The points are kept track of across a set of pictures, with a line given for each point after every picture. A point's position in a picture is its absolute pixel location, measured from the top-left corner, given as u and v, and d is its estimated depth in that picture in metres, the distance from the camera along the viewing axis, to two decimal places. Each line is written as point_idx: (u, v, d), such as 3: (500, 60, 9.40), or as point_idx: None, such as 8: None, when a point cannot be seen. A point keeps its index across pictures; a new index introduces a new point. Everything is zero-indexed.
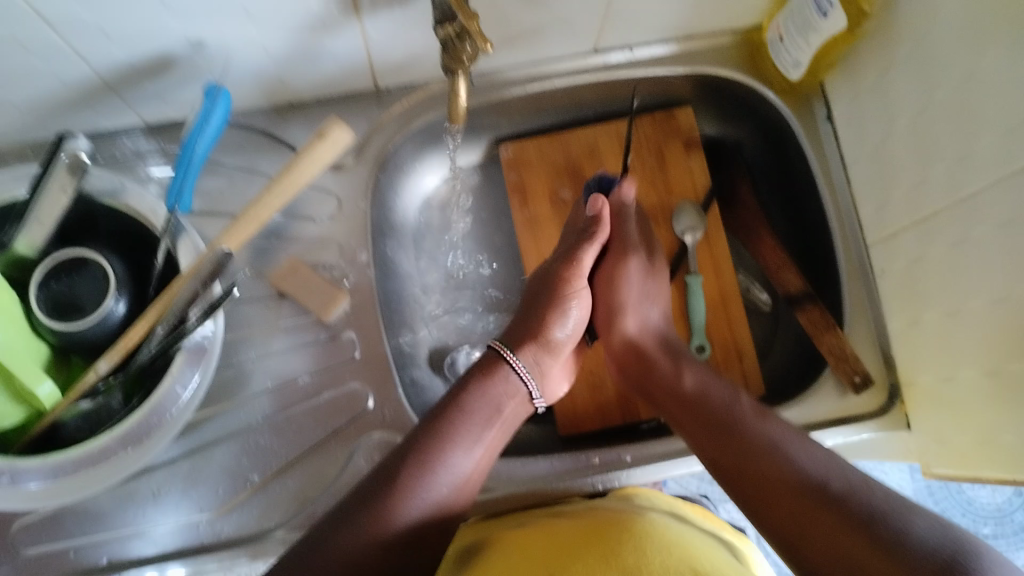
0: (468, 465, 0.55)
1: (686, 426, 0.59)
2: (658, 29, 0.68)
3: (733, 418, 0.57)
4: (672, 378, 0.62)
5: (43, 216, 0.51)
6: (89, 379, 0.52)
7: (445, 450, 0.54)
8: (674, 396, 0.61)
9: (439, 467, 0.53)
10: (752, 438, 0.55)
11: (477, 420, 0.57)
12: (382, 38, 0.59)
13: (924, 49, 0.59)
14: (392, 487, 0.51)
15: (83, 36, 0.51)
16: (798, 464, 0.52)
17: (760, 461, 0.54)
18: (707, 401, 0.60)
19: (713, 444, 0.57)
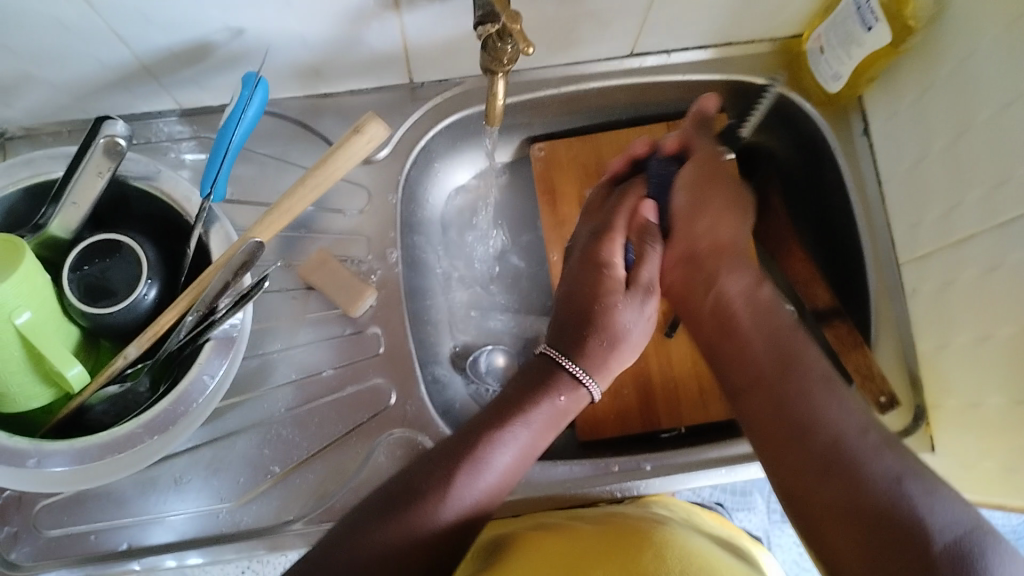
0: (556, 425, 0.51)
1: (731, 339, 0.52)
2: (696, 34, 0.68)
3: (792, 339, 0.50)
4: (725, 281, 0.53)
5: (78, 198, 0.51)
6: (118, 364, 0.52)
7: (523, 406, 0.50)
8: (741, 296, 0.53)
9: (518, 424, 0.49)
10: (805, 363, 0.49)
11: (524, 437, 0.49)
12: (421, 33, 0.59)
13: (967, 66, 0.58)
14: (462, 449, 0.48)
15: (124, 19, 0.50)
16: (836, 417, 0.46)
17: (795, 404, 0.47)
18: (765, 316, 0.52)
19: (750, 357, 0.50)
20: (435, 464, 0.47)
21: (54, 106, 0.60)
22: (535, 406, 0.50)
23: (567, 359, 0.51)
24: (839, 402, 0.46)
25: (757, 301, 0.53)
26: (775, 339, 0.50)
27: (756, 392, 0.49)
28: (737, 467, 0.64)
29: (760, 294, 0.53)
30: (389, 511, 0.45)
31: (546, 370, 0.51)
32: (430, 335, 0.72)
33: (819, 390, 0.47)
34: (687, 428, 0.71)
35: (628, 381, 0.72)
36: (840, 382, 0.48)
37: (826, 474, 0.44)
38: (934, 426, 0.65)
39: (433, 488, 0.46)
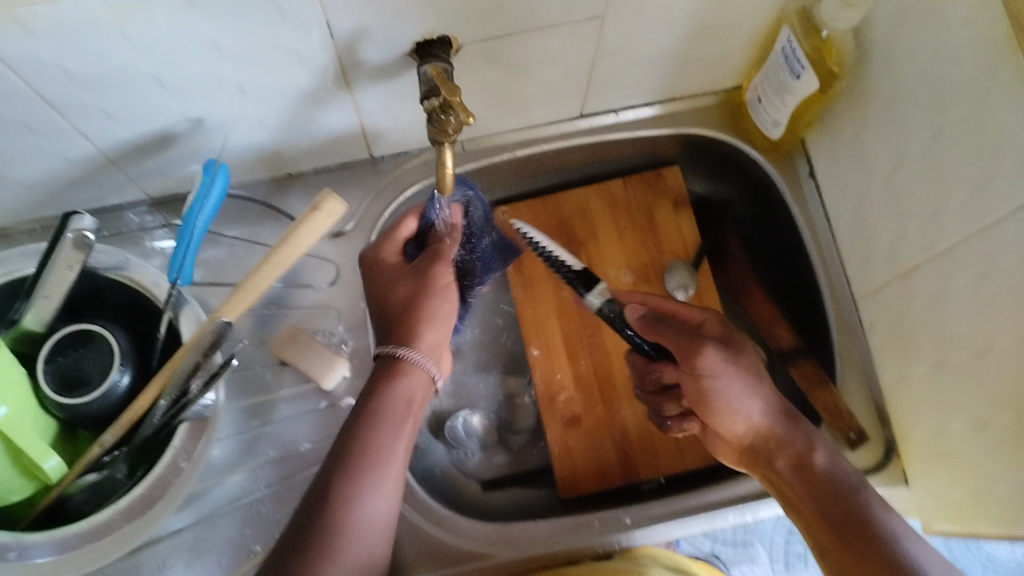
0: (417, 412, 0.54)
1: (809, 508, 0.54)
2: (641, 93, 0.71)
3: (860, 498, 0.52)
4: (803, 454, 0.55)
5: (51, 292, 0.53)
6: (94, 453, 0.53)
7: (388, 416, 0.52)
8: (795, 463, 0.55)
9: (388, 443, 0.52)
10: (871, 527, 0.50)
11: (390, 437, 0.52)
12: (376, 112, 0.61)
13: (894, 105, 0.61)
14: (336, 481, 0.50)
15: (88, 117, 0.53)
16: (919, 563, 0.48)
17: (873, 559, 0.49)
18: (836, 479, 0.54)
19: (832, 529, 0.52)
20: (315, 510, 0.49)
21: (26, 204, 0.62)
22: (387, 409, 0.52)
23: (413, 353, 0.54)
24: (890, 521, 0.51)
25: (807, 464, 0.55)
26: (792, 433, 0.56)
27: (834, 561, 0.51)
28: (716, 514, 0.65)
29: (815, 462, 0.55)
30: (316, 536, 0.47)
31: (386, 369, 0.54)
32: None
33: (898, 543, 0.49)
34: (667, 478, 0.72)
35: (605, 434, 0.72)
36: (869, 486, 0.53)
37: (848, 545, 0.50)
38: (905, 459, 0.66)
39: (330, 528, 0.48)
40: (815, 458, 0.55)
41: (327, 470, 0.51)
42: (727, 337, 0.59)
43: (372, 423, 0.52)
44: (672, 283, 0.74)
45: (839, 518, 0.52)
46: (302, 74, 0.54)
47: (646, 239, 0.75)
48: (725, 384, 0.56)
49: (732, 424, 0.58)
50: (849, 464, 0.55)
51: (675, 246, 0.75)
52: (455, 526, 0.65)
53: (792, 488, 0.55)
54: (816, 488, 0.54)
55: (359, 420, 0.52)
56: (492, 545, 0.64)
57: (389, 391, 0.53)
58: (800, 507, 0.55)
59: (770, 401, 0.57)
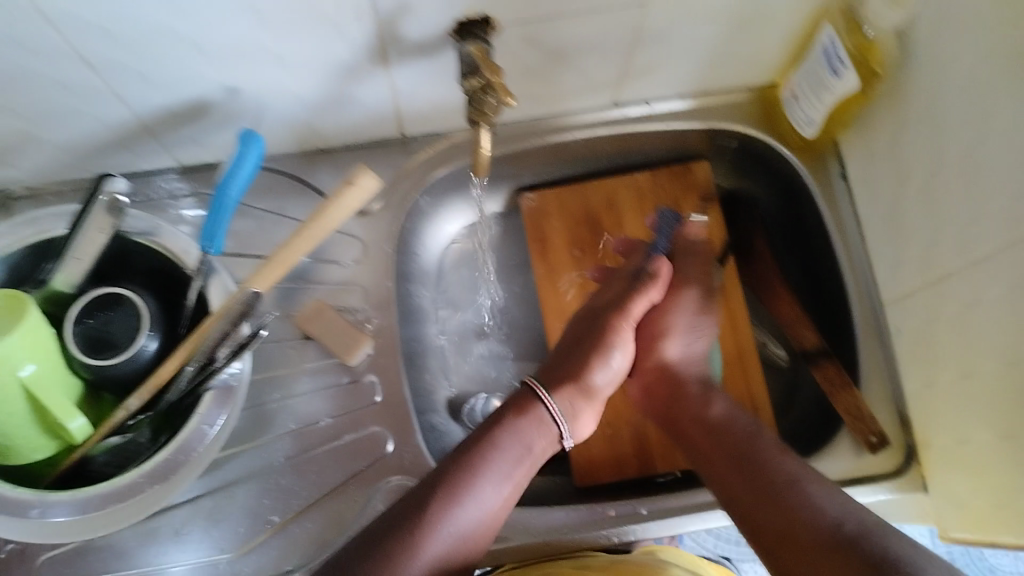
0: (531, 454, 0.56)
1: (714, 462, 0.58)
2: (676, 84, 0.71)
3: (756, 449, 0.56)
4: (699, 406, 0.62)
5: (82, 253, 0.53)
6: (119, 416, 0.53)
7: (504, 438, 0.55)
8: (699, 424, 0.60)
9: (500, 457, 0.54)
10: (769, 470, 0.54)
11: (503, 460, 0.54)
12: (411, 91, 0.62)
13: (934, 109, 0.61)
14: (455, 470, 0.52)
15: (126, 80, 0.53)
16: (817, 504, 0.51)
17: (774, 500, 0.52)
18: (732, 431, 0.59)
19: (735, 478, 0.55)
20: (437, 482, 0.52)
21: (58, 165, 0.62)
22: (517, 439, 0.55)
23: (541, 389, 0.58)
24: (787, 463, 0.55)
25: (705, 416, 0.61)
26: (728, 442, 0.58)
27: (734, 505, 0.55)
28: None
29: (711, 413, 0.61)
30: (427, 501, 0.50)
31: (524, 396, 0.59)
32: (426, 382, 0.73)
33: (797, 487, 0.52)
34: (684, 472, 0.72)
35: (625, 424, 0.73)
36: (811, 479, 0.53)
37: (758, 490, 0.54)
38: (926, 466, 0.66)
39: (430, 511, 0.50)
40: (710, 411, 0.61)
41: (441, 467, 0.53)
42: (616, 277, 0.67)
43: (486, 439, 0.55)
44: None
45: (803, 535, 0.50)
46: (343, 47, 0.54)
47: None
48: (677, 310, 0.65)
49: (661, 352, 0.65)
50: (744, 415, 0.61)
51: None
52: None
53: (700, 443, 0.59)
54: (712, 435, 0.59)
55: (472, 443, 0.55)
56: (509, 528, 0.64)
57: (520, 427, 0.56)
58: (750, 523, 0.53)
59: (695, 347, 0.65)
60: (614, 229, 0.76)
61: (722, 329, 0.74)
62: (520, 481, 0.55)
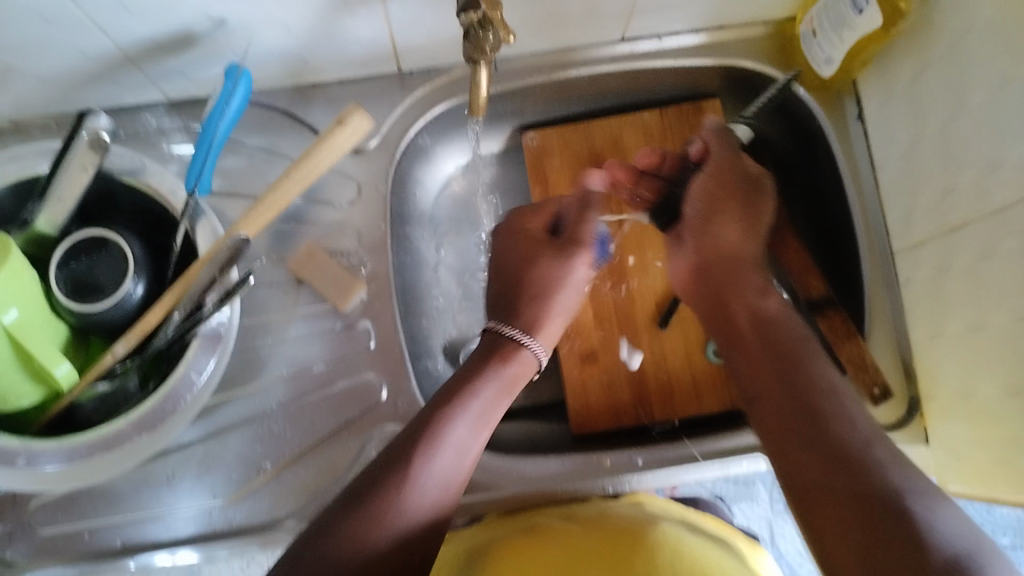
0: (509, 398, 0.55)
1: (755, 356, 0.54)
2: (688, 18, 0.67)
3: (806, 349, 0.53)
4: (757, 292, 0.59)
5: (65, 194, 0.51)
6: (106, 362, 0.52)
7: (481, 380, 0.54)
8: (770, 316, 0.56)
9: (474, 403, 0.53)
10: (811, 377, 0.51)
11: (476, 406, 0.53)
12: (408, 23, 0.58)
13: (961, 50, 0.57)
14: (433, 415, 0.51)
15: (105, 11, 0.50)
16: (848, 425, 0.47)
17: (805, 400, 0.49)
18: (783, 329, 0.55)
19: (768, 372, 0.53)
20: (412, 435, 0.50)
21: (40, 99, 0.59)
22: (496, 382, 0.54)
23: (511, 329, 0.58)
24: (831, 376, 0.51)
25: (762, 314, 0.57)
26: (777, 349, 0.54)
27: (766, 402, 0.52)
28: (730, 461, 0.64)
29: (769, 310, 0.57)
30: (405, 447, 0.49)
31: (492, 344, 0.57)
32: (423, 327, 0.71)
33: (836, 396, 0.49)
34: (680, 420, 0.71)
35: (623, 371, 0.71)
36: (849, 396, 0.50)
37: (791, 394, 0.50)
38: (928, 418, 0.65)
39: (405, 467, 0.48)
40: (766, 306, 0.57)
41: (415, 422, 0.51)
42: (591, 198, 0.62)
43: (462, 384, 0.53)
44: None
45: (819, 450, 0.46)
46: None
47: None
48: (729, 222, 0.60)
49: (710, 240, 0.60)
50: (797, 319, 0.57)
51: None
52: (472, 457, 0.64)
53: (738, 334, 0.57)
54: (762, 330, 0.56)
55: (446, 392, 0.53)
56: (502, 477, 0.64)
57: (495, 370, 0.55)
58: (772, 424, 0.50)
59: (757, 236, 0.61)
60: None
61: None
62: (496, 422, 0.55)
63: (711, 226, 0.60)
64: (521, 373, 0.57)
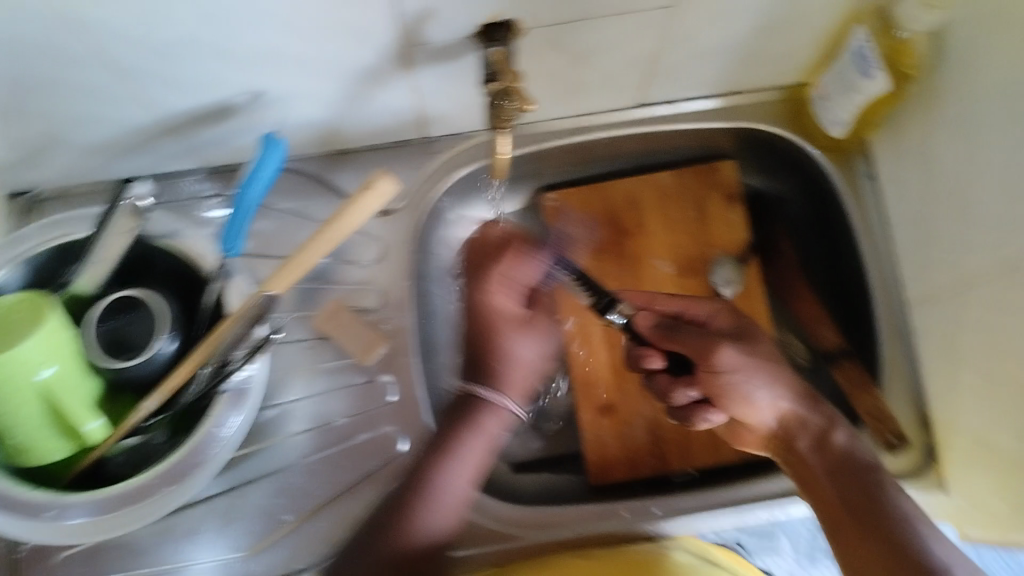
0: (488, 444, 0.62)
1: (823, 483, 0.57)
2: (703, 85, 0.69)
3: (879, 484, 0.56)
4: (821, 434, 0.58)
5: (105, 256, 0.54)
6: (135, 419, 0.53)
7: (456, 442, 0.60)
8: (814, 439, 0.58)
9: (455, 458, 0.60)
10: (885, 506, 0.55)
11: (456, 465, 0.60)
12: (433, 94, 0.60)
13: (970, 116, 0.58)
14: (418, 486, 0.59)
15: (145, 83, 0.53)
16: (909, 535, 0.53)
17: (873, 527, 0.54)
18: (852, 458, 0.57)
19: (840, 502, 0.56)
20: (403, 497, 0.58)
21: (83, 168, 0.62)
22: (469, 442, 0.61)
23: (482, 390, 0.64)
24: (898, 500, 0.55)
25: (826, 440, 0.58)
26: (848, 476, 0.56)
27: (846, 533, 0.55)
28: (745, 510, 0.64)
29: (833, 439, 0.58)
30: (395, 522, 0.57)
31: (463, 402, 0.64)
32: (443, 383, 0.72)
33: (908, 522, 0.54)
34: (699, 471, 0.71)
35: (639, 423, 0.72)
36: (921, 520, 0.54)
37: (857, 508, 0.55)
38: (945, 466, 0.64)
39: (396, 522, 0.57)
40: (832, 436, 0.58)
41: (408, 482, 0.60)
42: (741, 329, 0.59)
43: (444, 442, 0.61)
44: (720, 278, 0.74)
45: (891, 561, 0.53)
46: (363, 52, 0.53)
47: (695, 233, 0.75)
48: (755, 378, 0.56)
49: (754, 410, 0.57)
50: (864, 447, 0.58)
51: (726, 241, 0.75)
52: (487, 509, 0.65)
53: (811, 469, 0.57)
54: (840, 463, 0.57)
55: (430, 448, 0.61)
56: (519, 526, 0.64)
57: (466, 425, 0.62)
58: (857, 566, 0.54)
59: (795, 388, 0.58)
60: (637, 228, 0.75)
61: None
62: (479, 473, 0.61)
63: (756, 387, 0.56)
64: (496, 426, 0.63)
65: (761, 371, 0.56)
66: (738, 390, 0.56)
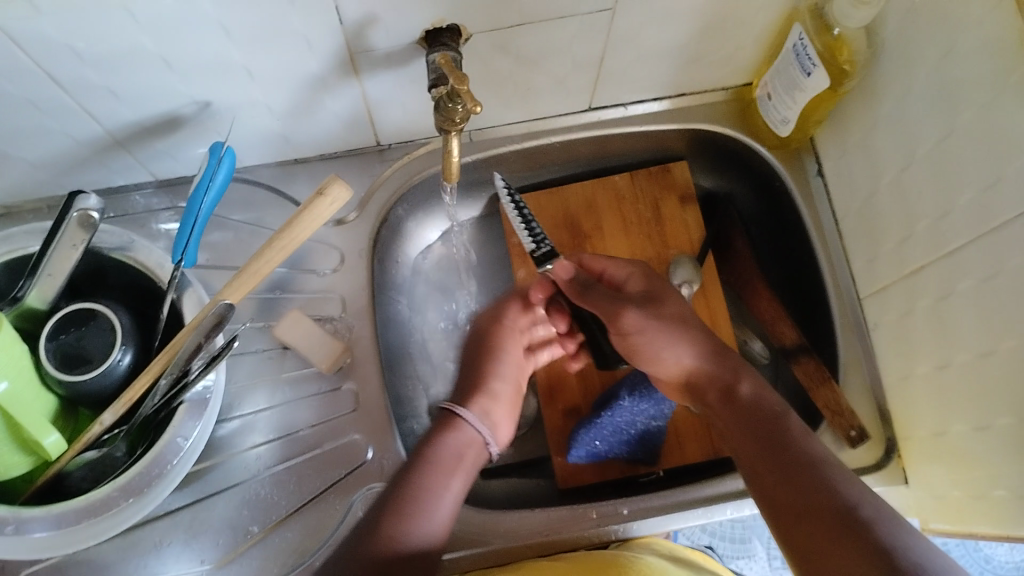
0: (464, 462, 0.55)
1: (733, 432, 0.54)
2: (650, 87, 0.71)
3: (785, 426, 0.52)
4: (728, 383, 0.56)
5: (54, 270, 0.54)
6: (94, 431, 0.53)
7: (432, 451, 0.54)
8: (732, 396, 0.55)
9: (433, 467, 0.53)
10: (796, 451, 0.50)
11: (437, 474, 0.53)
12: (383, 100, 0.62)
13: (905, 107, 0.60)
14: (399, 499, 0.51)
15: (93, 96, 0.53)
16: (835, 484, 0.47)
17: (797, 470, 0.49)
18: (759, 408, 0.54)
19: (756, 453, 0.51)
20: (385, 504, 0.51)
21: (32, 183, 0.62)
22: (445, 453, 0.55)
23: (464, 411, 0.58)
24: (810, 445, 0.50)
25: (734, 392, 0.55)
26: (758, 422, 0.53)
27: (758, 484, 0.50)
28: (713, 509, 0.65)
29: (740, 391, 0.55)
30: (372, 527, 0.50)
31: (443, 420, 0.59)
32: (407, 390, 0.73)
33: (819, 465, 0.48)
34: (664, 472, 0.72)
35: None
36: (836, 464, 0.49)
37: (765, 445, 0.51)
38: (906, 459, 0.66)
39: (380, 532, 0.49)
40: (739, 388, 0.56)
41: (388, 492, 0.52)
42: (652, 292, 0.61)
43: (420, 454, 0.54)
44: (678, 277, 0.74)
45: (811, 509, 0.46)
46: (310, 60, 0.54)
47: (651, 233, 0.76)
48: (657, 333, 0.58)
49: (665, 363, 0.59)
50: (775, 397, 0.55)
51: (681, 240, 0.76)
52: (456, 513, 0.65)
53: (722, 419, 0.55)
54: (744, 412, 0.54)
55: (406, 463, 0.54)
56: (489, 532, 0.64)
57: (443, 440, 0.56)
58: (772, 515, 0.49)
59: (702, 343, 0.58)
60: (594, 231, 0.76)
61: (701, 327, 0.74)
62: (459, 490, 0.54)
63: (663, 348, 0.58)
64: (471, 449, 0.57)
65: (672, 329, 0.58)
66: (652, 339, 0.58)
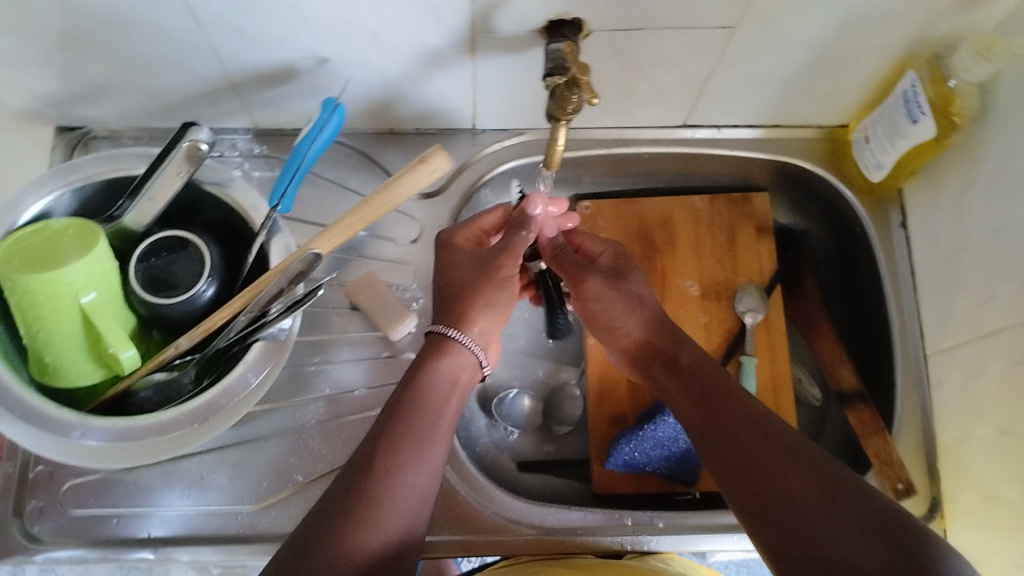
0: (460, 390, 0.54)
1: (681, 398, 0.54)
2: (747, 113, 0.71)
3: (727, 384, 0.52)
4: (670, 351, 0.57)
5: (156, 195, 0.55)
6: (168, 354, 0.55)
7: (429, 380, 0.53)
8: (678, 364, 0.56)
9: (432, 401, 0.52)
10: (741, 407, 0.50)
11: (434, 405, 0.52)
12: (490, 83, 0.63)
13: (1007, 169, 0.60)
14: (398, 430, 0.50)
15: (221, 35, 0.55)
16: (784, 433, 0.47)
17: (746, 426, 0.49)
18: (701, 369, 0.54)
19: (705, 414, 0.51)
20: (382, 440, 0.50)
21: (141, 112, 0.65)
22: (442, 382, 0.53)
23: (454, 330, 0.56)
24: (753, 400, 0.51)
25: (676, 361, 0.56)
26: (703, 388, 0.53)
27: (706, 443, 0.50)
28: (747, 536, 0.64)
29: (682, 358, 0.56)
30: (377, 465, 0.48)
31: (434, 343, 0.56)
32: None
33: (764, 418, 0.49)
34: (702, 493, 0.71)
35: None
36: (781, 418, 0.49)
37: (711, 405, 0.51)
38: (949, 519, 0.65)
39: (379, 470, 0.48)
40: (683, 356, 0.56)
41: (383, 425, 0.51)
42: (617, 267, 0.61)
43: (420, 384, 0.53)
44: (742, 305, 0.74)
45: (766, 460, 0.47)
46: (433, 33, 0.55)
47: (724, 258, 0.76)
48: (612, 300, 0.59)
49: (617, 333, 0.60)
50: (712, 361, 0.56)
51: (751, 270, 0.76)
52: (492, 496, 0.66)
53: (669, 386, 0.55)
54: (685, 376, 0.54)
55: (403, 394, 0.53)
56: (520, 522, 0.65)
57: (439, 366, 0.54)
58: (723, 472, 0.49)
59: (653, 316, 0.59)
60: (667, 247, 0.76)
61: (760, 358, 0.73)
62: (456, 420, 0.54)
63: (625, 317, 0.59)
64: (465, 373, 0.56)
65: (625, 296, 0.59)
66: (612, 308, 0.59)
